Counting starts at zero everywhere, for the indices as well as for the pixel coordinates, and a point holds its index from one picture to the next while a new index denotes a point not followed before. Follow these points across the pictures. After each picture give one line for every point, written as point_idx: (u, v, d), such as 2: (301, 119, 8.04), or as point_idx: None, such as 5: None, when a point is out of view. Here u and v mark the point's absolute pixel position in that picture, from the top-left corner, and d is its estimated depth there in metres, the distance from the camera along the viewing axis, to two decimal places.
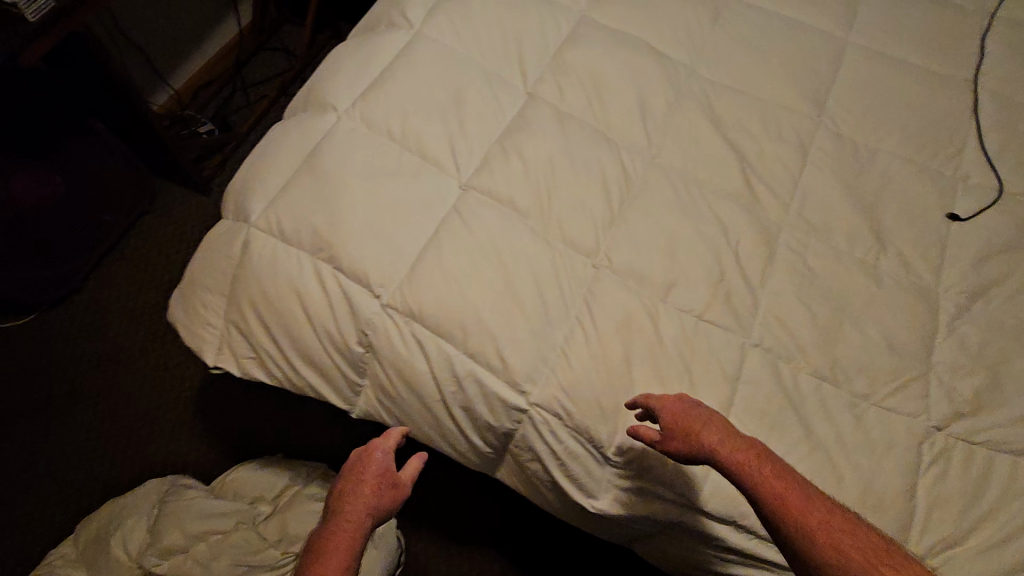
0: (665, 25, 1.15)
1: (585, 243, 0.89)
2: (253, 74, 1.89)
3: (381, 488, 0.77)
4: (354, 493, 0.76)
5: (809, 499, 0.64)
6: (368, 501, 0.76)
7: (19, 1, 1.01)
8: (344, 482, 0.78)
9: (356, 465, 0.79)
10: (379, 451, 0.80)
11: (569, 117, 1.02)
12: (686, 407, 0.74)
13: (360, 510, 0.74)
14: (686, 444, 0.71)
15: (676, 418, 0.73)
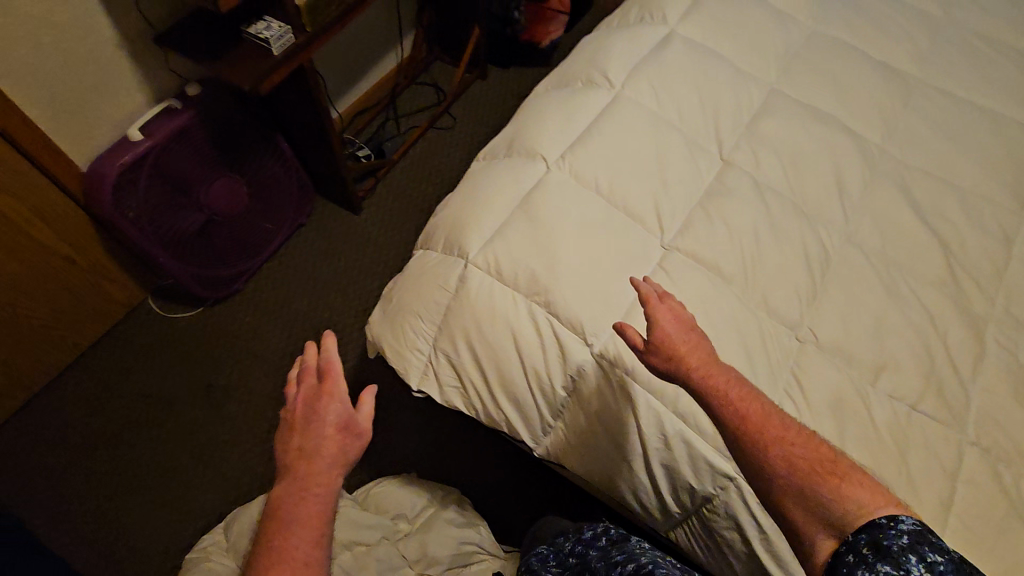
0: (855, 104, 1.17)
1: (791, 315, 0.90)
2: (406, 105, 2.02)
3: (336, 440, 0.68)
4: (314, 453, 0.67)
5: (762, 413, 0.68)
6: (330, 458, 0.66)
7: (269, 36, 1.13)
8: (296, 439, 0.68)
9: (307, 416, 0.69)
10: (334, 395, 0.70)
11: (765, 187, 1.04)
12: (672, 318, 0.78)
13: (322, 472, 0.65)
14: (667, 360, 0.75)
15: (662, 328, 0.77)
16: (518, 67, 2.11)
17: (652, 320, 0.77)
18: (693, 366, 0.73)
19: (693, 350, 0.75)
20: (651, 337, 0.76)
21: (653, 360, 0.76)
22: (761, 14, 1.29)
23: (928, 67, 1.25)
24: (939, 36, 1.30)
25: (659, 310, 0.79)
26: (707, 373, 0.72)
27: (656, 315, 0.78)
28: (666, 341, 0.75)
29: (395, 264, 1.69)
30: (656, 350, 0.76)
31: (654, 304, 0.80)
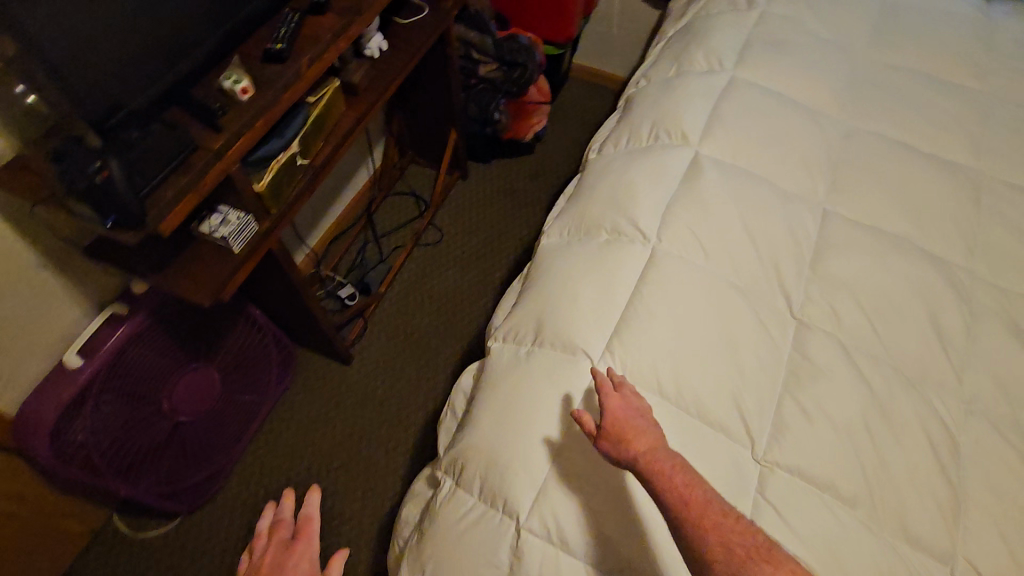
0: (925, 216, 1.00)
1: (938, 544, 0.72)
2: (385, 221, 1.81)
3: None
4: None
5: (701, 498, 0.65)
6: None
7: (227, 234, 0.91)
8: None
9: (271, 568, 0.77)
10: (309, 552, 0.78)
11: (856, 350, 0.86)
12: (627, 406, 0.76)
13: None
14: (615, 447, 0.72)
15: (615, 415, 0.74)
16: (501, 161, 1.93)
17: (603, 404, 0.74)
18: (639, 452, 0.70)
19: (643, 437, 0.72)
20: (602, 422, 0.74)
21: (602, 447, 0.72)
22: (792, 115, 1.12)
23: (993, 155, 1.08)
24: (990, 116, 1.14)
25: (613, 395, 0.77)
26: (651, 458, 0.69)
27: (608, 399, 0.75)
28: (616, 427, 0.72)
29: (401, 422, 1.48)
30: (605, 437, 0.73)
31: (609, 389, 0.77)
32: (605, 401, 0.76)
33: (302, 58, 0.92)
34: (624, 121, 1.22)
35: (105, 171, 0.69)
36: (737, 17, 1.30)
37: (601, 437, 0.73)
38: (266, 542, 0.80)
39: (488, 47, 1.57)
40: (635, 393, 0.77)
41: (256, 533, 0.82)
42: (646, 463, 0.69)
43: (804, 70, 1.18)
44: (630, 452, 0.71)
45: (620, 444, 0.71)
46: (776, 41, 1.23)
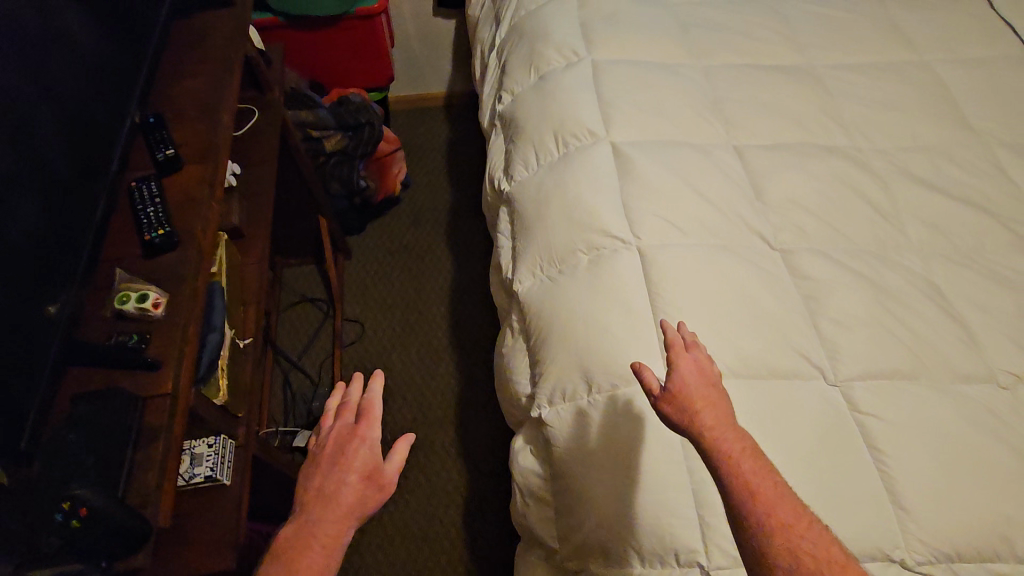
0: (803, 116, 1.15)
1: (980, 370, 0.84)
2: (292, 342, 1.59)
3: (358, 487, 0.71)
4: (333, 498, 0.69)
5: (773, 490, 0.61)
6: (360, 464, 0.72)
7: (212, 470, 0.74)
8: (317, 481, 0.71)
9: (336, 449, 0.74)
10: (368, 436, 0.74)
11: (833, 250, 0.96)
12: (697, 371, 0.73)
13: (335, 518, 0.68)
14: (680, 413, 0.69)
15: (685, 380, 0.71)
16: (377, 223, 1.79)
17: (673, 367, 0.72)
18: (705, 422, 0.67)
19: (712, 407, 0.69)
20: (670, 387, 0.71)
21: (665, 408, 0.70)
22: (660, 76, 1.19)
23: (811, 48, 1.28)
24: (789, 19, 1.34)
25: (685, 359, 0.74)
26: (718, 429, 0.67)
27: (679, 366, 0.73)
28: (686, 392, 0.70)
29: (439, 531, 1.34)
30: (670, 398, 0.71)
31: (680, 352, 0.75)
32: (676, 362, 0.74)
33: (194, 231, 0.74)
34: (518, 140, 1.19)
35: (79, 508, 0.53)
36: (559, 5, 1.34)
37: (666, 399, 0.71)
38: (330, 422, 0.77)
39: (325, 120, 1.43)
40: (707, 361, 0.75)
41: (324, 414, 0.79)
42: (712, 433, 0.66)
43: (643, 33, 1.27)
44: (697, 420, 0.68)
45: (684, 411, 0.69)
46: (605, 17, 1.29)
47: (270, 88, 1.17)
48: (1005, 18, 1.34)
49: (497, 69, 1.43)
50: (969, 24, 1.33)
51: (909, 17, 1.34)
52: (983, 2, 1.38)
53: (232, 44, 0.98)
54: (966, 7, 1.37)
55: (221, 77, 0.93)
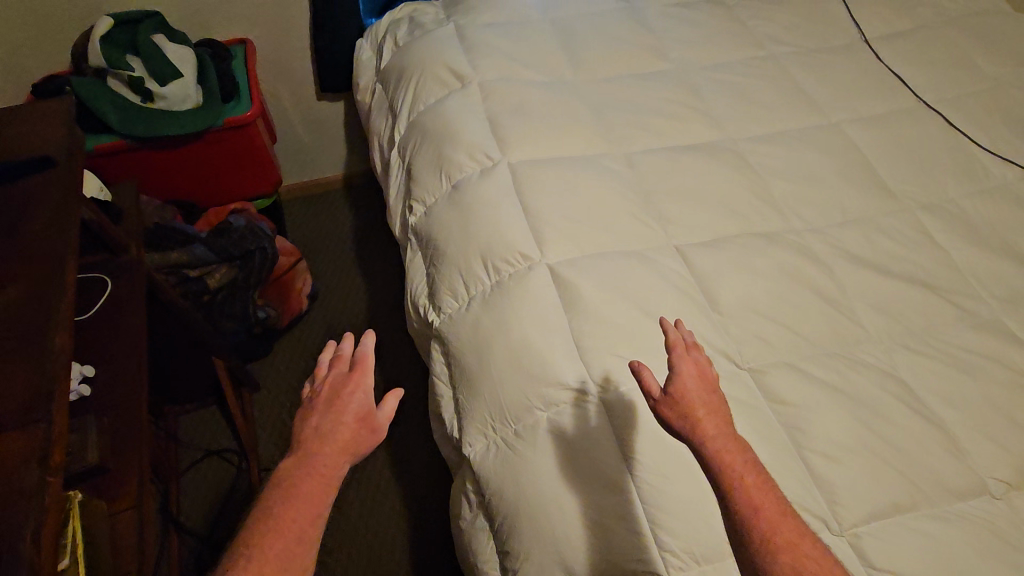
0: (735, 201, 1.09)
1: (973, 481, 0.79)
2: (199, 508, 1.33)
3: (353, 429, 0.73)
4: (330, 436, 0.72)
5: (769, 503, 0.62)
6: (355, 406, 0.74)
7: None
8: (315, 422, 0.73)
9: (332, 393, 0.76)
10: (363, 383, 0.76)
11: (801, 361, 0.89)
12: (697, 372, 0.73)
13: (331, 454, 0.70)
14: (680, 418, 0.69)
15: (686, 383, 0.71)
16: (288, 340, 1.56)
17: (673, 369, 0.72)
18: (707, 428, 0.67)
19: (713, 413, 0.69)
20: (670, 388, 0.71)
21: (663, 410, 0.70)
22: (584, 173, 1.10)
23: (726, 119, 1.24)
24: (698, 89, 1.30)
25: (686, 361, 0.73)
26: (720, 437, 0.67)
27: (682, 372, 0.72)
28: (687, 397, 0.69)
29: None
30: (670, 400, 0.71)
31: (681, 351, 0.74)
32: (677, 362, 0.74)
33: (22, 550, 0.52)
34: (441, 262, 1.04)
35: None
36: (460, 97, 1.21)
37: (665, 400, 0.71)
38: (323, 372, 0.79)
39: (200, 254, 1.19)
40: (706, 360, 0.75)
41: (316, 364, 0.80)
42: (713, 441, 0.67)
43: (557, 124, 1.17)
44: (697, 426, 0.68)
45: (686, 416, 0.69)
46: (513, 109, 1.18)
47: (125, 247, 0.95)
48: (895, 71, 1.38)
49: (400, 170, 1.27)
50: (863, 78, 1.35)
51: (809, 75, 1.34)
52: (872, 55, 1.42)
53: (58, 227, 0.76)
54: (855, 59, 1.40)
55: (44, 282, 0.70)
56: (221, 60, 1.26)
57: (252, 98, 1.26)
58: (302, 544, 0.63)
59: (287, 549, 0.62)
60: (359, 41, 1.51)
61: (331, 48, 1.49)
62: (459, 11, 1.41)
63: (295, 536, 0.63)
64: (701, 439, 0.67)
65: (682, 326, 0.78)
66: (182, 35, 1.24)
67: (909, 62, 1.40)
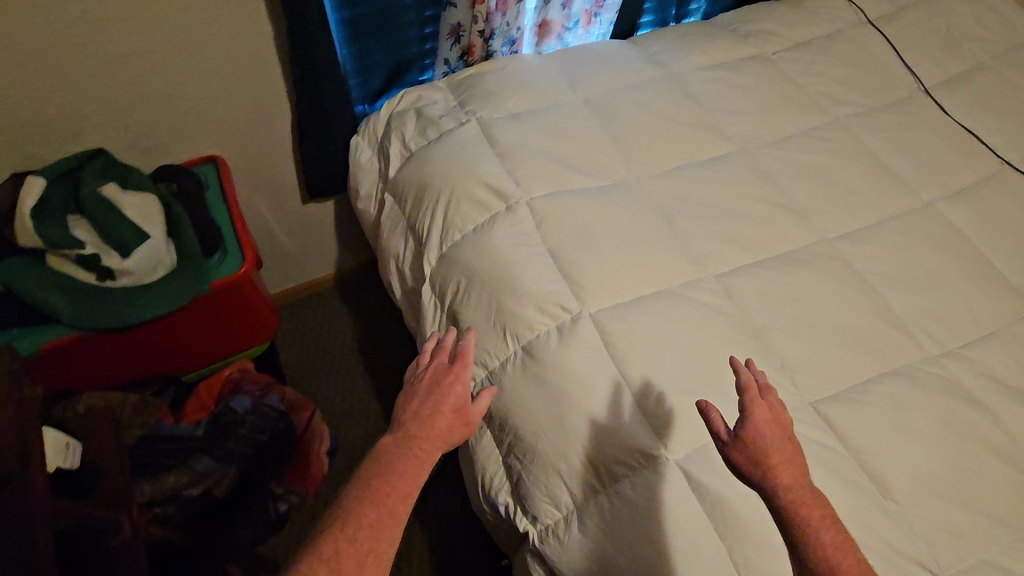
0: (861, 329, 0.91)
1: None
2: None
3: (450, 419, 0.72)
4: (428, 421, 0.71)
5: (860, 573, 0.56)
6: (456, 395, 0.73)
7: None
8: (414, 405, 0.72)
9: (434, 380, 0.75)
10: (464, 374, 0.75)
11: (998, 554, 0.74)
12: (771, 418, 0.65)
13: (429, 440, 0.69)
14: (755, 467, 0.62)
15: (761, 430, 0.63)
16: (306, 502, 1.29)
17: (746, 415, 0.63)
18: (785, 478, 0.60)
19: (789, 464, 0.61)
20: (743, 436, 0.63)
21: (735, 456, 0.63)
22: (682, 316, 0.89)
23: (814, 214, 1.05)
24: (771, 173, 1.11)
25: (758, 405, 0.65)
26: (799, 491, 0.60)
27: (758, 414, 0.64)
28: (764, 446, 0.62)
29: None
30: (741, 447, 0.63)
31: (754, 395, 0.66)
32: (749, 407, 0.65)
33: None
34: (527, 458, 0.84)
35: None
36: (507, 224, 0.98)
37: (737, 448, 0.63)
38: (427, 359, 0.78)
39: (206, 465, 0.93)
40: (780, 403, 0.66)
41: (421, 351, 0.80)
42: (791, 497, 0.60)
43: (631, 250, 0.96)
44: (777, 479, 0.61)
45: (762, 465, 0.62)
46: (577, 235, 0.97)
47: (117, 525, 0.73)
48: (967, 124, 1.23)
49: (438, 313, 1.03)
50: (942, 138, 1.19)
51: (886, 141, 1.17)
52: (938, 106, 1.26)
53: None
54: (925, 115, 1.24)
55: None
56: (190, 201, 0.99)
57: (241, 244, 1.01)
58: (391, 521, 0.61)
59: (376, 521, 0.60)
60: (353, 137, 1.25)
61: (321, 151, 1.22)
62: (476, 100, 1.17)
63: (385, 513, 0.62)
64: (779, 494, 0.60)
65: (753, 363, 0.69)
66: (137, 179, 0.97)
67: (978, 111, 1.25)
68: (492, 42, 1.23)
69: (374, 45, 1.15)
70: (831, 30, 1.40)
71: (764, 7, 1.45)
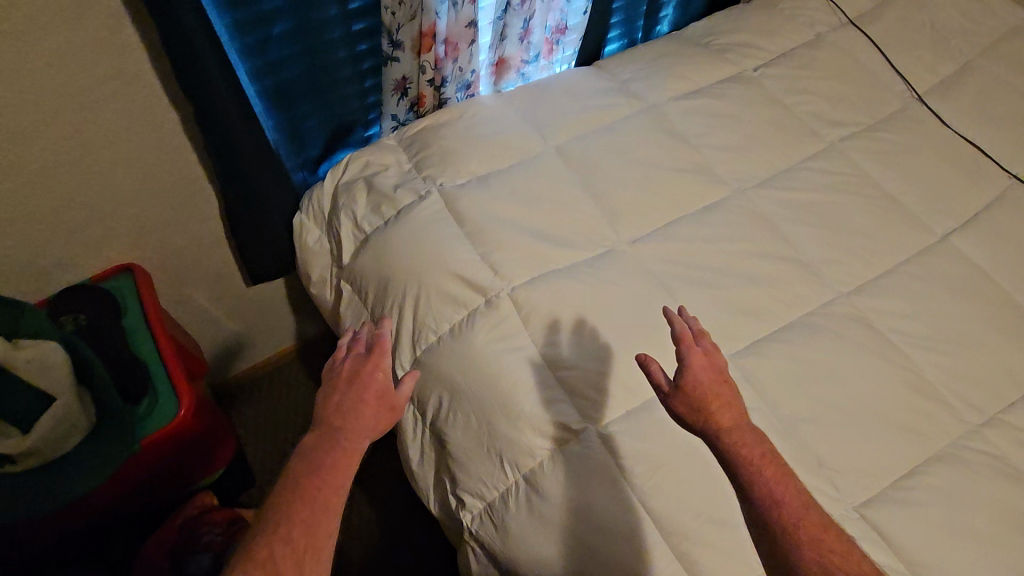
0: (899, 408, 0.81)
1: None
2: None
3: (375, 407, 0.71)
4: (352, 411, 0.69)
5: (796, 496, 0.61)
6: (375, 382, 0.73)
7: None
8: (336, 401, 0.71)
9: (354, 371, 0.73)
10: (383, 361, 0.74)
11: None
12: (707, 364, 0.69)
13: (357, 431, 0.68)
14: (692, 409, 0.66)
15: (697, 375, 0.68)
16: None
17: (683, 362, 0.68)
18: (720, 418, 0.65)
19: (728, 408, 0.66)
20: (684, 384, 0.67)
21: (676, 404, 0.67)
22: None
23: (828, 268, 0.95)
24: (772, 220, 0.99)
25: (694, 352, 0.69)
26: (735, 425, 0.65)
27: (694, 362, 0.68)
28: (701, 392, 0.66)
29: None
30: (681, 393, 0.67)
31: (689, 342, 0.70)
32: (685, 356, 0.69)
33: None
34: None
35: None
36: (490, 324, 0.84)
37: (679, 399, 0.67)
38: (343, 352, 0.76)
39: None
40: (714, 346, 0.71)
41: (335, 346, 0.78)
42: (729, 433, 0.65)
43: (635, 341, 0.84)
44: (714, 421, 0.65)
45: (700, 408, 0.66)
46: (572, 329, 0.84)
47: None
48: (966, 136, 1.14)
49: (419, 429, 0.89)
50: (946, 157, 1.10)
51: (888, 168, 1.07)
52: (934, 117, 1.17)
53: None
54: (923, 130, 1.14)
55: None
56: (107, 316, 0.87)
57: (160, 350, 0.90)
58: (326, 513, 0.60)
59: (311, 514, 0.59)
60: (295, 215, 1.07)
61: (259, 235, 1.05)
62: (435, 163, 1.01)
63: (321, 506, 0.60)
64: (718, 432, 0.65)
65: (685, 311, 0.73)
66: (25, 321, 0.78)
67: (975, 120, 1.16)
68: (445, 89, 1.06)
69: (307, 110, 0.97)
70: (811, 36, 1.29)
71: (736, 14, 1.31)
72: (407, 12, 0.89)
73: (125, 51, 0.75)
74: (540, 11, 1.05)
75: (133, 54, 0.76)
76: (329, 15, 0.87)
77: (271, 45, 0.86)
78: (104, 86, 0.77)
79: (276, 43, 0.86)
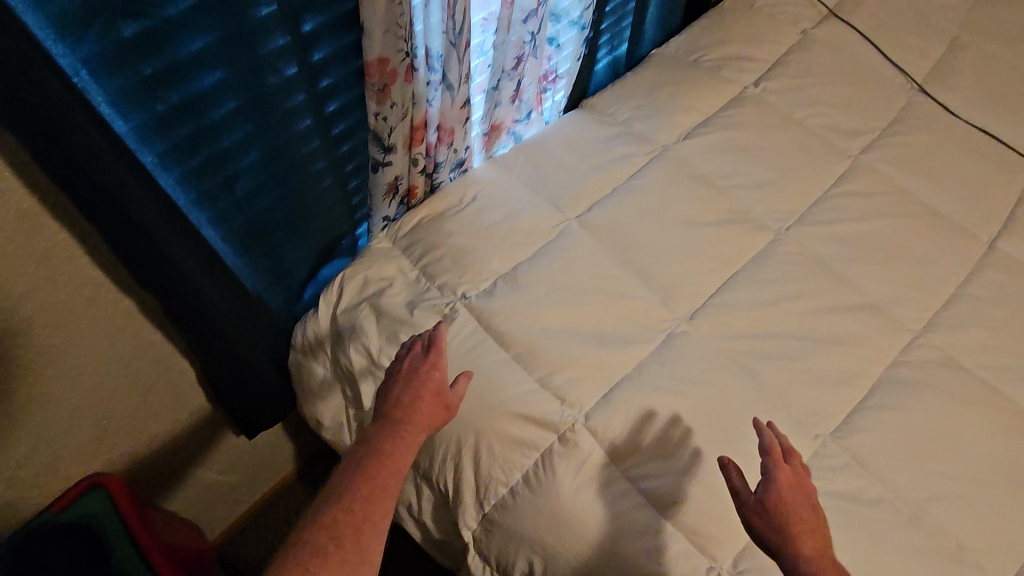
0: (1010, 459, 0.77)
1: None
2: None
3: (429, 407, 0.63)
4: (406, 407, 0.62)
5: None
6: (431, 381, 0.64)
7: None
8: (393, 397, 0.63)
9: (410, 366, 0.65)
10: (438, 361, 0.65)
11: None
12: (796, 485, 0.60)
13: (411, 428, 0.61)
14: (771, 527, 0.59)
15: (784, 496, 0.59)
16: None
17: (771, 484, 0.59)
18: (800, 545, 0.57)
19: (811, 535, 0.58)
20: (765, 503, 0.59)
21: (753, 522, 0.59)
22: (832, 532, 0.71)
23: (899, 308, 0.88)
24: (827, 261, 0.91)
25: (783, 471, 0.60)
26: (819, 560, 0.57)
27: (781, 483, 0.59)
28: (785, 516, 0.58)
29: None
30: (761, 512, 0.59)
31: (778, 460, 0.61)
32: (773, 474, 0.60)
33: None
34: None
35: None
36: (573, 468, 0.72)
37: (758, 518, 0.59)
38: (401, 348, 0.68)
39: None
40: (803, 466, 0.62)
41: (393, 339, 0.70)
42: (808, 568, 0.57)
43: (736, 447, 0.75)
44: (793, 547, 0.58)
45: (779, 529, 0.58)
46: (665, 452, 0.73)
47: None
48: (978, 124, 1.10)
49: None
50: (968, 152, 1.05)
51: (920, 176, 1.01)
52: (943, 109, 1.12)
53: None
54: (938, 124, 1.09)
55: None
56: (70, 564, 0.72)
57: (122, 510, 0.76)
58: (382, 497, 0.55)
59: (368, 498, 0.54)
60: (291, 353, 0.90)
61: (253, 392, 0.86)
62: (448, 268, 0.85)
63: (376, 496, 0.55)
64: (800, 566, 0.57)
65: (774, 425, 0.64)
66: None
67: (982, 104, 1.12)
68: (438, 173, 0.90)
69: (288, 238, 0.79)
70: (797, 36, 1.19)
71: (718, 19, 1.21)
72: (398, 111, 0.73)
73: (56, 254, 0.58)
74: (532, 67, 0.91)
75: (63, 252, 0.59)
76: (303, 129, 0.69)
77: (237, 182, 0.68)
78: (33, 297, 0.59)
79: (244, 176, 0.68)
